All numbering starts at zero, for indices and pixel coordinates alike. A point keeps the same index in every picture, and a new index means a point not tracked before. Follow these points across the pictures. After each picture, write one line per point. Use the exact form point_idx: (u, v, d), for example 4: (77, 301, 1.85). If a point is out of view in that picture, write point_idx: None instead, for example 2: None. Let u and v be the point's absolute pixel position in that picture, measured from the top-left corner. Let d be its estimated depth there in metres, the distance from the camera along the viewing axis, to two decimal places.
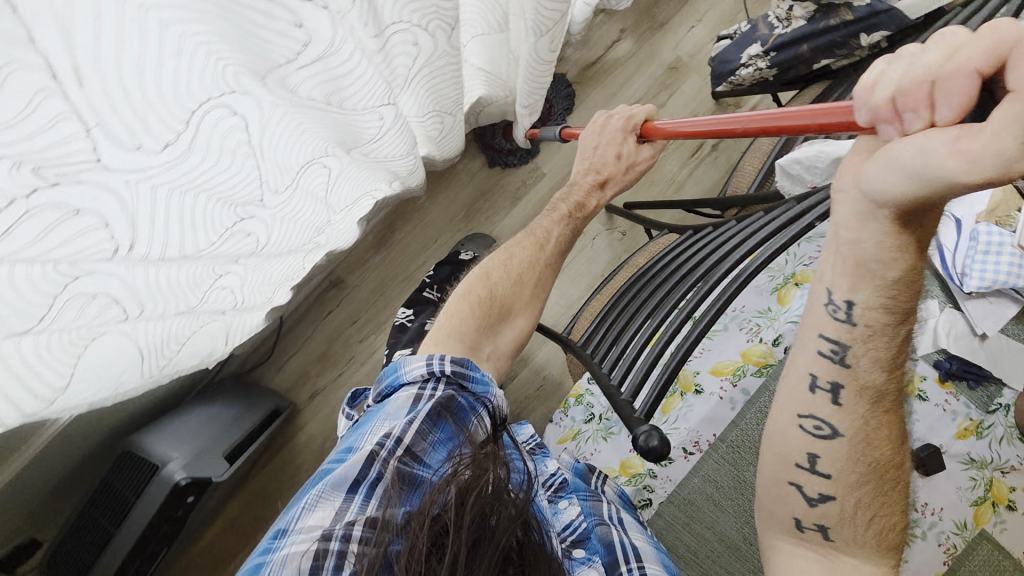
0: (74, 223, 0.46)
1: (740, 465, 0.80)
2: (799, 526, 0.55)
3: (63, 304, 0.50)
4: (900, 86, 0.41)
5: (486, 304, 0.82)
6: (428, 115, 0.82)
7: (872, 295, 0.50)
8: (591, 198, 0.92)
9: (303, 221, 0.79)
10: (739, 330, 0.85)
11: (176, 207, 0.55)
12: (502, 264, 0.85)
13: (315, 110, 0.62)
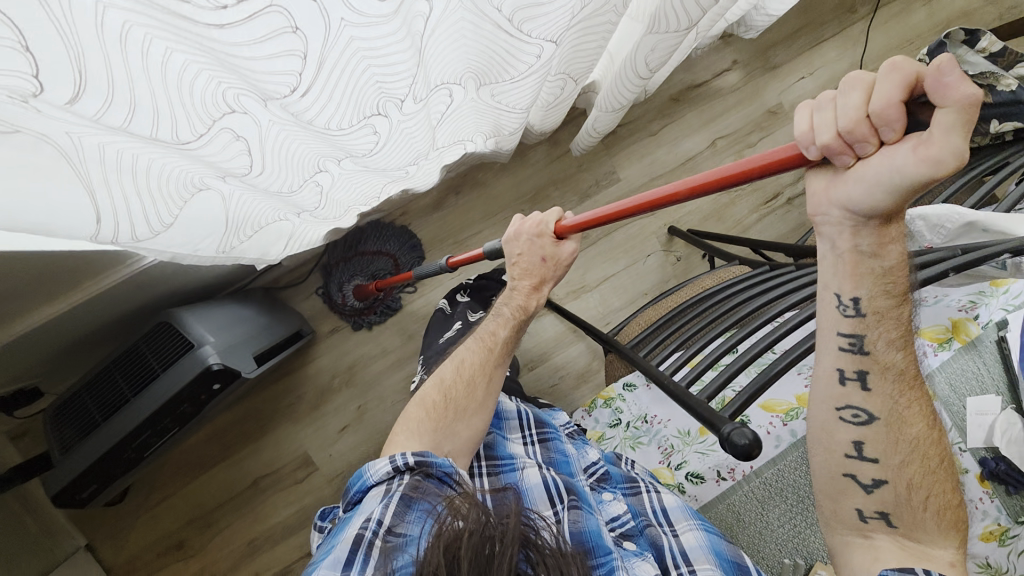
0: (286, 40, 0.46)
1: (766, 502, 0.79)
2: (862, 516, 0.55)
3: (216, 132, 0.52)
4: (841, 128, 0.40)
5: (442, 406, 0.78)
6: (560, 75, 0.82)
7: (874, 287, 0.51)
8: (529, 298, 0.86)
9: (413, 141, 0.78)
10: (798, 374, 0.83)
11: (348, 71, 0.53)
12: (457, 370, 0.82)
13: (486, 27, 0.60)
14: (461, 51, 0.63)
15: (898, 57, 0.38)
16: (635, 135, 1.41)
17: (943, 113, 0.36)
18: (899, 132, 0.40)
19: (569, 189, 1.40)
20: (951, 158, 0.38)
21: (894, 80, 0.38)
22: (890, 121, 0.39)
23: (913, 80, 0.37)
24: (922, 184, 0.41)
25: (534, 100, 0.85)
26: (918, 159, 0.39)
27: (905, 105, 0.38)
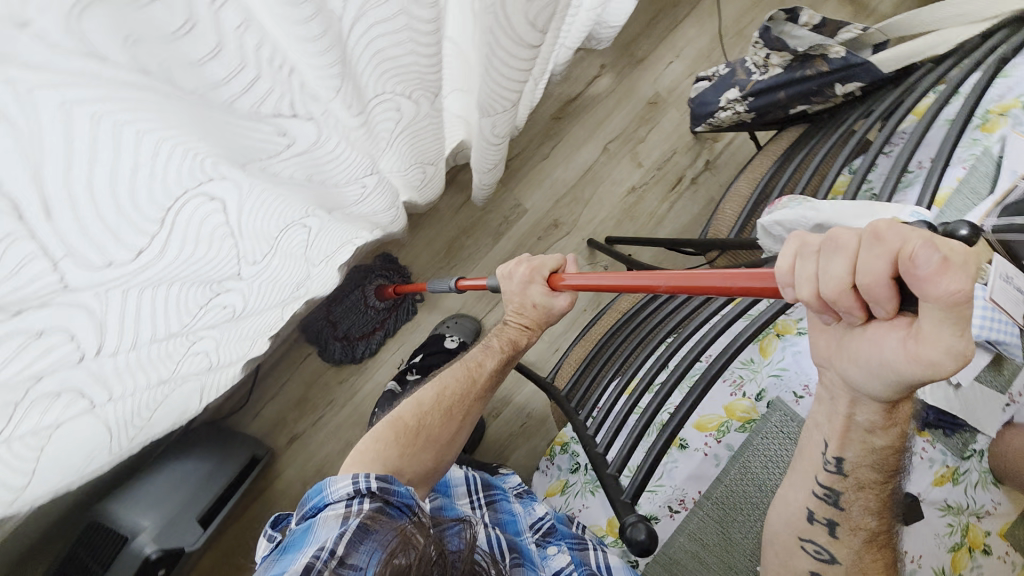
0: (38, 345, 0.43)
1: (726, 521, 0.78)
2: None
3: (26, 408, 0.47)
4: (828, 292, 0.40)
5: (411, 429, 0.77)
6: (412, 167, 0.82)
7: (859, 455, 0.56)
8: (522, 334, 0.88)
9: (285, 280, 0.78)
10: (722, 382, 0.85)
11: (144, 300, 0.50)
12: (435, 395, 0.82)
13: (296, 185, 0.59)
14: (289, 204, 0.62)
15: (883, 224, 0.37)
16: (529, 163, 1.42)
17: (929, 308, 0.37)
18: (892, 311, 0.40)
19: (482, 233, 1.40)
20: (944, 355, 0.39)
21: (885, 260, 0.37)
22: (880, 301, 0.39)
23: (896, 259, 0.37)
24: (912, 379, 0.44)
25: (397, 194, 0.86)
26: (915, 354, 0.41)
27: (894, 287, 0.38)
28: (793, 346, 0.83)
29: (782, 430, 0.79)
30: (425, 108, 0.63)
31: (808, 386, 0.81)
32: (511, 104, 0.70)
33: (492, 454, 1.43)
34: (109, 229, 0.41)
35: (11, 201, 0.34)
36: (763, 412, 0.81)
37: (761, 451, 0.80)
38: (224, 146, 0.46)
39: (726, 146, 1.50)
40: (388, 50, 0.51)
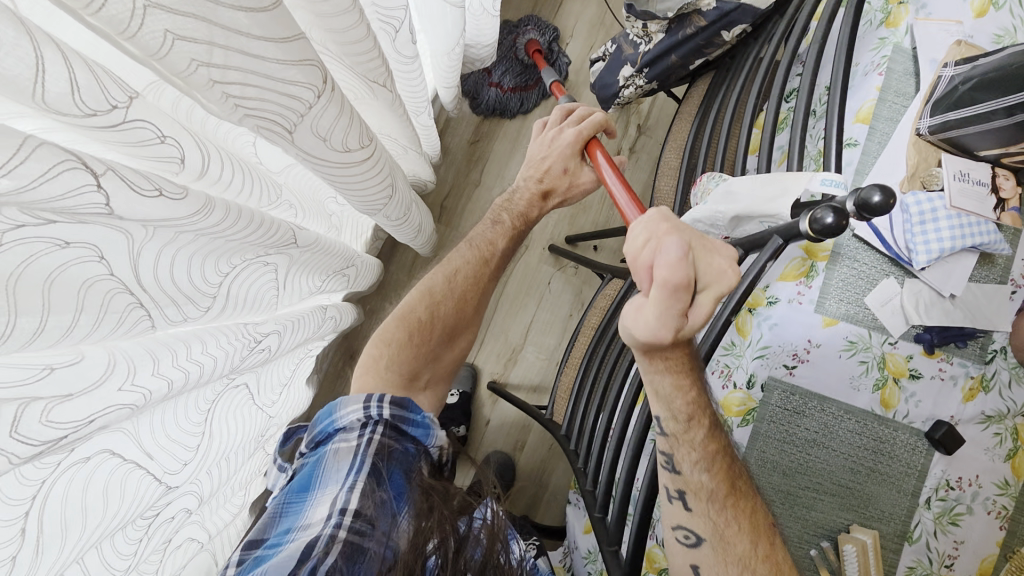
0: None
1: (789, 501, 0.76)
2: None
3: None
4: (630, 253, 0.46)
5: (423, 320, 0.79)
6: (330, 277, 0.80)
7: (707, 526, 0.55)
8: (533, 205, 0.86)
9: (245, 437, 0.77)
10: (713, 377, 0.81)
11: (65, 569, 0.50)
12: (445, 282, 0.82)
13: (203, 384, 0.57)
14: (199, 393, 0.59)
15: (673, 220, 0.45)
16: (463, 195, 1.38)
17: (658, 290, 0.43)
18: (661, 283, 0.43)
19: None
20: (661, 328, 0.45)
21: (672, 250, 0.42)
22: (641, 273, 0.45)
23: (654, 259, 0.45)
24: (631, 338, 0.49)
25: (322, 307, 0.84)
26: (644, 311, 0.46)
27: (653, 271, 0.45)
28: (767, 318, 0.77)
29: (786, 407, 0.76)
30: (294, 250, 0.59)
31: (797, 355, 0.76)
32: (388, 200, 0.66)
33: (531, 485, 1.40)
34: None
35: None
36: (760, 397, 0.76)
37: (774, 436, 0.76)
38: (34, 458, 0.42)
39: (652, 105, 1.43)
40: (210, 248, 0.47)
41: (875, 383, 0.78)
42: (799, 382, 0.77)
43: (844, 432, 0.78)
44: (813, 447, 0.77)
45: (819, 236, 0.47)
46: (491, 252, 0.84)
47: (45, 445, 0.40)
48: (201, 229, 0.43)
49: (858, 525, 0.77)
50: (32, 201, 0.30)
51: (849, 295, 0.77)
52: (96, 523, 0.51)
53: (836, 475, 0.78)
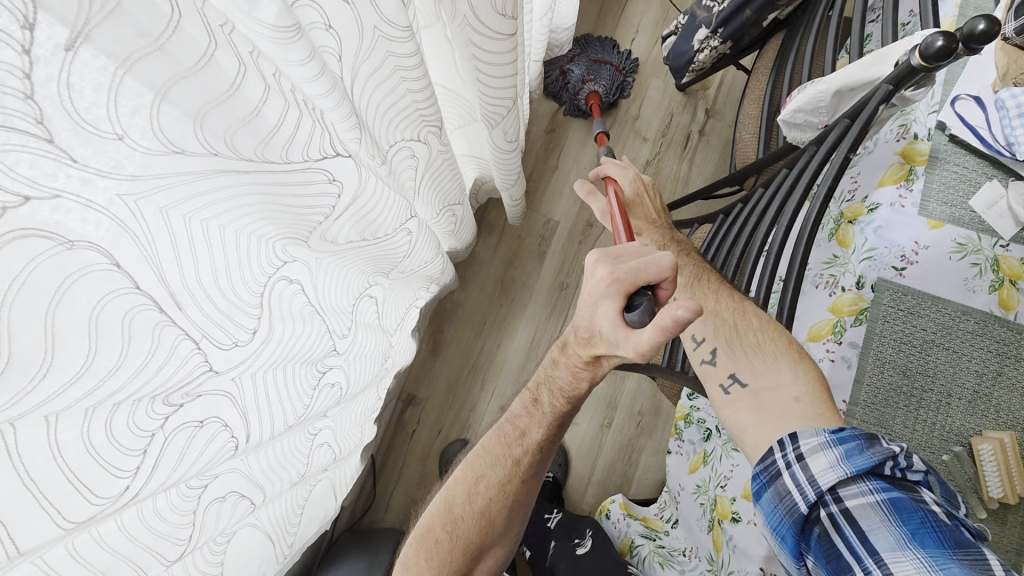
0: (201, 435, 0.47)
1: (916, 400, 0.75)
2: (726, 390, 0.62)
3: (204, 514, 0.53)
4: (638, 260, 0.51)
5: (450, 513, 0.66)
6: (442, 211, 0.87)
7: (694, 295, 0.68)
8: (576, 380, 0.61)
9: (370, 354, 0.84)
10: (817, 289, 0.82)
11: (269, 381, 0.54)
12: (471, 489, 0.66)
13: (355, 260, 0.63)
14: (353, 275, 0.66)
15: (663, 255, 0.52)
16: (541, 181, 1.46)
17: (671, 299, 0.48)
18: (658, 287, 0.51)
19: (526, 259, 1.42)
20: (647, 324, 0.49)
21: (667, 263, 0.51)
22: (639, 274, 0.51)
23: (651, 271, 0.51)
24: (596, 325, 0.54)
25: (437, 241, 0.91)
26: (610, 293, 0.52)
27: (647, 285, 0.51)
28: (871, 223, 0.79)
29: (899, 307, 0.76)
30: (436, 142, 0.66)
31: (905, 256, 0.77)
32: (508, 110, 0.73)
33: (618, 463, 1.36)
34: (223, 313, 0.43)
35: (153, 298, 0.35)
36: (872, 297, 0.77)
37: (890, 336, 0.76)
38: (283, 199, 0.43)
39: (718, 90, 1.50)
40: (398, 105, 0.54)
41: (991, 285, 0.77)
42: (910, 284, 0.77)
43: (963, 333, 0.77)
44: (931, 348, 0.76)
45: (931, 63, 0.52)
46: (525, 447, 0.65)
47: (281, 232, 0.46)
48: (403, 72, 0.50)
49: (992, 430, 0.74)
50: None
51: (953, 198, 0.78)
52: (285, 350, 0.55)
53: (961, 378, 0.76)
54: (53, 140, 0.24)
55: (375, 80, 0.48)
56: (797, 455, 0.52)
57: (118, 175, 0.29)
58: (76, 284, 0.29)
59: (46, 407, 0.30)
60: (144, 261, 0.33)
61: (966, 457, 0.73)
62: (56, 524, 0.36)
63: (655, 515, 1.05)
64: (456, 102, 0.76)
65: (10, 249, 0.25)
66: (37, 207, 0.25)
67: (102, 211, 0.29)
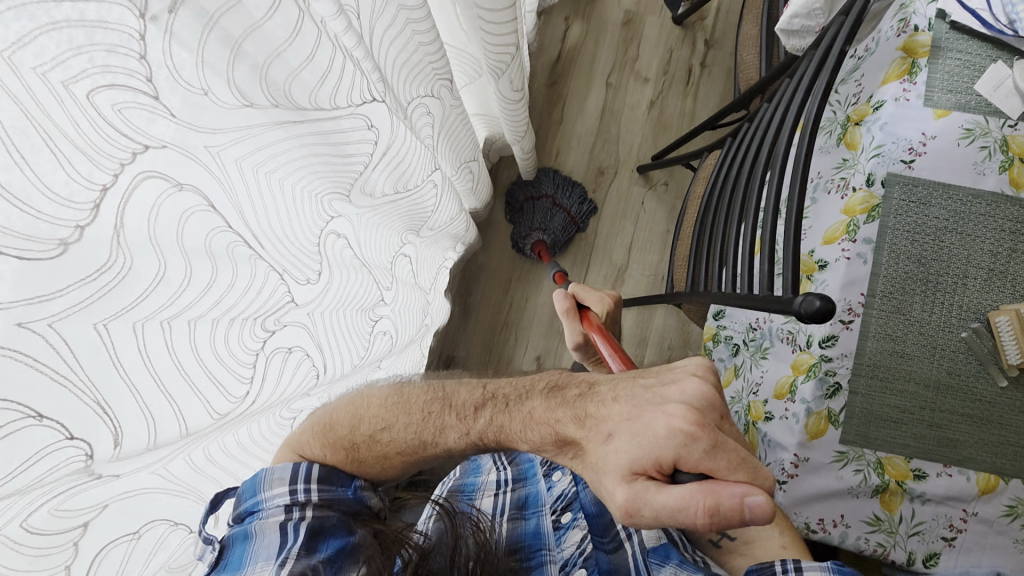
0: (290, 358, 0.59)
1: (932, 284, 0.78)
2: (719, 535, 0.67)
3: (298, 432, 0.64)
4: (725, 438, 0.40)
5: (351, 443, 0.58)
6: (460, 167, 0.92)
7: None
8: (522, 433, 0.51)
9: (411, 309, 0.90)
10: (828, 194, 0.85)
11: (330, 318, 0.63)
12: (380, 427, 0.58)
13: (392, 217, 0.70)
14: (389, 232, 0.72)
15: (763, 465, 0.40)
16: (550, 133, 1.49)
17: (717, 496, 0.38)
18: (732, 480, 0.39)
19: None
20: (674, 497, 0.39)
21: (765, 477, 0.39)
22: (723, 452, 0.40)
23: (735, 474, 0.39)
24: (612, 442, 0.44)
25: (459, 199, 0.96)
26: (653, 431, 0.42)
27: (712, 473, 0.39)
28: (877, 121, 0.81)
29: (909, 199, 0.79)
30: (449, 97, 0.71)
31: (912, 148, 0.79)
32: (512, 58, 0.76)
33: None
34: (292, 256, 0.54)
35: (241, 234, 0.47)
36: (883, 193, 0.79)
37: (903, 227, 0.79)
38: (326, 152, 0.50)
39: (716, 17, 1.50)
40: (414, 60, 0.59)
41: (1000, 165, 0.79)
42: (920, 175, 0.79)
43: (976, 215, 0.79)
44: (945, 234, 0.79)
45: None
46: (435, 442, 0.56)
47: (340, 176, 0.53)
48: (416, 28, 0.55)
49: (1009, 303, 0.77)
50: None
51: (957, 85, 0.79)
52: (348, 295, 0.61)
53: (976, 259, 0.79)
54: (157, 99, 0.34)
55: (391, 37, 0.53)
56: (795, 568, 0.55)
57: (204, 130, 0.38)
58: (189, 218, 0.41)
59: (186, 311, 0.44)
60: (232, 205, 0.44)
61: (987, 331, 0.76)
62: (208, 413, 0.50)
63: None
64: (464, 59, 0.81)
65: (145, 183, 0.36)
66: (161, 153, 0.36)
67: (205, 163, 0.40)
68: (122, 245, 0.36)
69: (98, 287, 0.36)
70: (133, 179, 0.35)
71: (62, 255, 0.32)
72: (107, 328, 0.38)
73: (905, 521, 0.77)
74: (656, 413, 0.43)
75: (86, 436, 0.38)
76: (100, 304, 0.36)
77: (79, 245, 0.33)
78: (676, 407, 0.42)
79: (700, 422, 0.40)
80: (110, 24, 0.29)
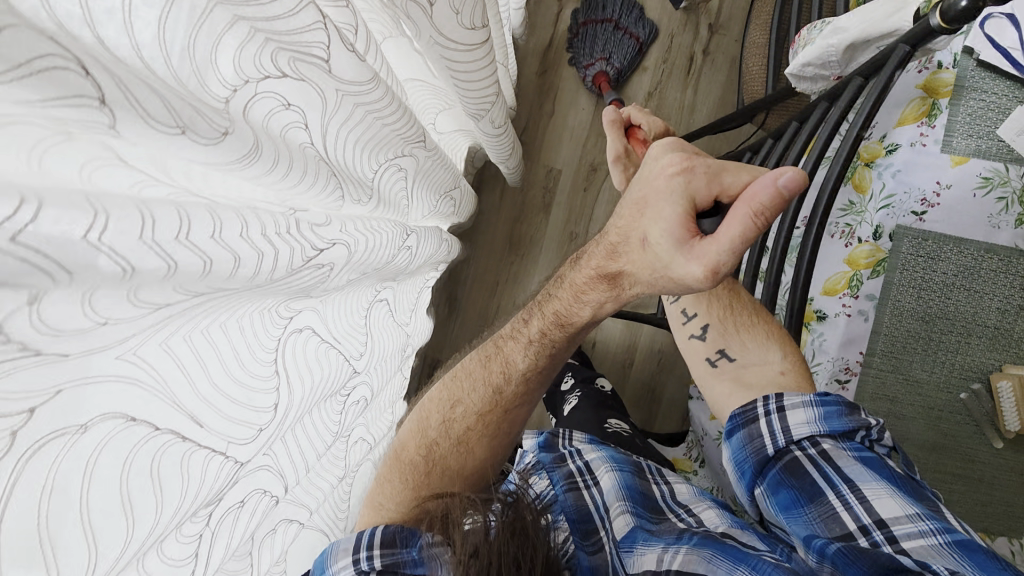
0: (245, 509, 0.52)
1: (935, 341, 0.75)
2: (714, 362, 0.66)
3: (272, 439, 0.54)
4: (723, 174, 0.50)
5: (428, 441, 0.66)
6: (439, 199, 0.85)
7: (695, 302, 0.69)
8: (577, 302, 0.61)
9: (390, 351, 0.87)
10: (832, 239, 0.79)
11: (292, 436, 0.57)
12: (446, 416, 0.67)
13: (361, 288, 0.64)
14: (360, 299, 0.67)
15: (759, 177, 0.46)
16: (541, 127, 1.40)
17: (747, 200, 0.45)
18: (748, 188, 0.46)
19: (533, 214, 1.40)
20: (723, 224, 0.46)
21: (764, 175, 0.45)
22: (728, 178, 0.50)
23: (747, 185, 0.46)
24: (646, 230, 0.54)
25: (439, 230, 0.90)
26: (674, 199, 0.51)
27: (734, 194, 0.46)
28: (889, 167, 0.75)
29: (919, 254, 0.74)
30: (422, 153, 0.65)
31: (925, 199, 0.74)
32: (494, 101, 0.69)
33: (643, 402, 1.41)
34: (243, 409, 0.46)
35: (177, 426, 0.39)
36: (889, 247, 0.75)
37: (910, 284, 0.74)
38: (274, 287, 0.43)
39: None
40: (377, 136, 0.52)
41: (1018, 219, 0.73)
42: (930, 228, 0.74)
43: (986, 272, 0.74)
44: (951, 291, 0.75)
45: (951, 26, 0.47)
46: (507, 373, 0.65)
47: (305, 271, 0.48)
48: (371, 108, 0.47)
49: (1012, 365, 0.74)
50: (277, 31, 0.34)
51: (979, 129, 0.73)
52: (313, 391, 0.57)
53: (982, 318, 0.75)
54: (42, 352, 0.27)
55: (349, 126, 0.46)
56: (777, 407, 0.57)
57: (106, 346, 0.32)
58: (101, 453, 0.34)
59: (112, 567, 0.37)
60: (156, 397, 0.37)
61: (987, 396, 0.74)
62: None
63: (686, 457, 1.07)
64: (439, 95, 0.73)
65: (30, 465, 0.29)
66: (45, 412, 0.29)
67: (113, 374, 0.33)
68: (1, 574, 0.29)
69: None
70: (17, 462, 0.28)
71: None
72: None
73: None
74: (661, 186, 0.52)
75: None
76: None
77: None
78: (665, 161, 0.53)
79: (687, 159, 0.52)
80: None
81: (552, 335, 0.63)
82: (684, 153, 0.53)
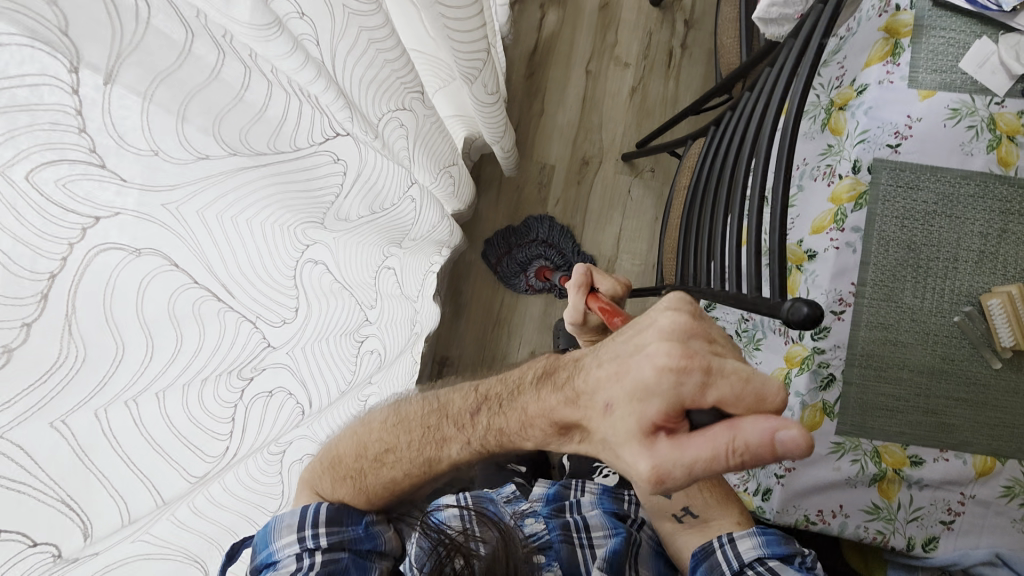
0: (271, 400, 0.60)
1: (924, 267, 0.77)
2: (679, 517, 0.70)
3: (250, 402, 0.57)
4: (722, 383, 0.39)
5: (357, 469, 0.60)
6: (439, 175, 0.91)
7: None
8: (523, 431, 0.51)
9: (399, 323, 0.90)
10: (815, 180, 0.84)
11: (308, 351, 0.64)
12: (379, 458, 0.58)
13: (370, 240, 0.69)
14: (368, 256, 0.71)
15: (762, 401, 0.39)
16: (533, 124, 1.47)
17: (733, 436, 0.38)
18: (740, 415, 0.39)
19: (530, 207, 1.45)
20: (698, 442, 0.39)
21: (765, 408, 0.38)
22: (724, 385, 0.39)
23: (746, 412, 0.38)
24: (606, 400, 0.45)
25: (440, 206, 0.94)
26: (650, 386, 0.41)
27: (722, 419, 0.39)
28: (861, 105, 0.80)
29: (897, 184, 0.78)
30: (421, 112, 0.70)
31: (898, 132, 0.78)
32: (483, 65, 0.74)
33: None
34: (264, 296, 0.55)
35: (208, 287, 0.49)
36: (869, 179, 0.78)
37: (891, 213, 0.78)
38: (292, 184, 0.52)
39: None
40: (381, 82, 0.57)
41: (989, 144, 0.77)
42: (907, 158, 0.78)
43: (964, 198, 0.77)
44: (933, 218, 0.78)
45: None
46: (441, 456, 0.56)
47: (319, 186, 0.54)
48: (376, 48, 0.53)
49: (1001, 286, 0.76)
50: None
51: (942, 64, 0.77)
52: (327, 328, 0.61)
53: (966, 243, 0.77)
54: (107, 164, 0.36)
55: (355, 60, 0.51)
56: (729, 537, 0.64)
57: (158, 189, 0.40)
58: (151, 281, 0.43)
59: (153, 384, 0.46)
60: (195, 258, 0.46)
61: (981, 317, 0.75)
62: (184, 477, 0.51)
63: None
64: (433, 68, 0.79)
65: (99, 258, 0.38)
66: (115, 223, 0.38)
67: (160, 223, 0.42)
68: (81, 334, 0.38)
69: (52, 385, 0.37)
70: (88, 252, 0.37)
71: (7, 363, 0.34)
72: (66, 423, 0.39)
73: (902, 507, 0.77)
74: (640, 360, 0.43)
75: (52, 539, 0.40)
76: (59, 400, 0.38)
77: (23, 348, 0.34)
78: (659, 347, 0.42)
79: (687, 353, 0.40)
80: (47, 104, 0.30)
81: (491, 448, 0.53)
82: (682, 338, 0.42)
